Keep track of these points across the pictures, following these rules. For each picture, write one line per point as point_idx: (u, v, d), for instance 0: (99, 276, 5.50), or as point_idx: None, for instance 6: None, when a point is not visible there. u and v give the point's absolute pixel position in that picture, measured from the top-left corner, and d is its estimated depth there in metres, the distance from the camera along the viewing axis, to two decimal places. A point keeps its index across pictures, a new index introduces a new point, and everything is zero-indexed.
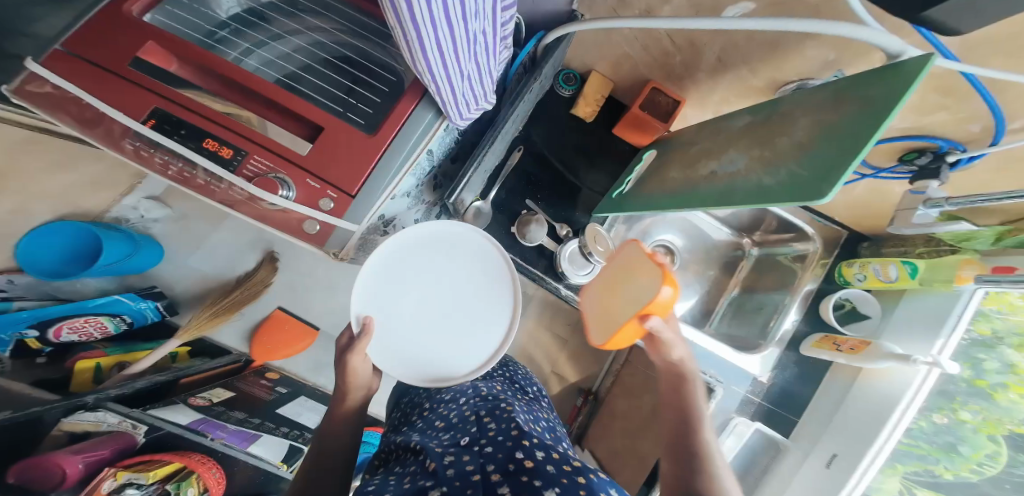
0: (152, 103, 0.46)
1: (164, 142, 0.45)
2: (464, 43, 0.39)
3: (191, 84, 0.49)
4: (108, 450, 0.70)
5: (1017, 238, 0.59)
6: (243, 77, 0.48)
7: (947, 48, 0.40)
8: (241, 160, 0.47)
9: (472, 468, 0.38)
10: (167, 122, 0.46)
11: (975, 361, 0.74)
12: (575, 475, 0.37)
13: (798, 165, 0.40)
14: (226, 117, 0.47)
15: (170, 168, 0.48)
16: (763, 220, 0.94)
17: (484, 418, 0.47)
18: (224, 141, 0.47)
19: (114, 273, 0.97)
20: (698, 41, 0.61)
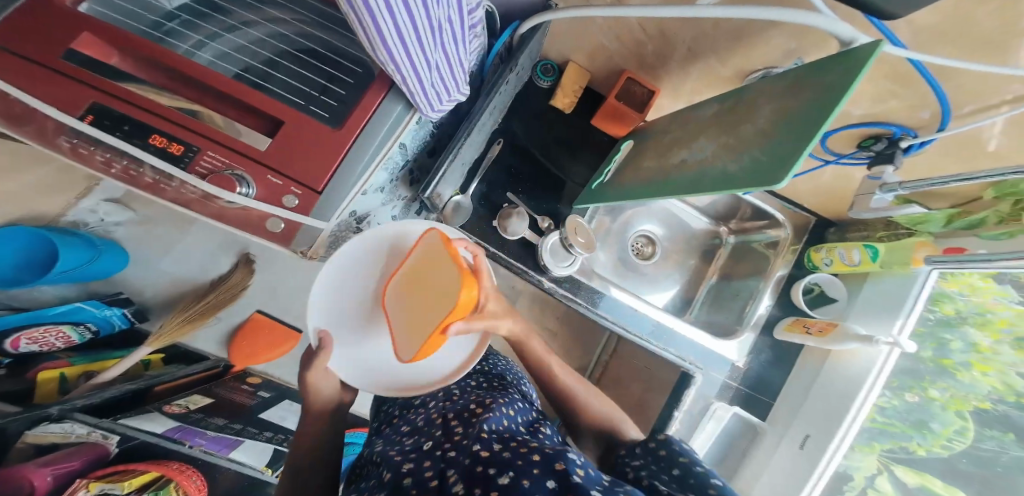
0: (89, 98, 0.44)
1: (105, 138, 0.43)
2: (427, 31, 0.38)
3: (135, 78, 0.47)
4: (80, 461, 0.67)
5: (966, 220, 0.62)
6: (195, 70, 0.46)
7: (896, 34, 0.41)
8: (194, 156, 0.45)
9: (431, 474, 0.38)
10: (107, 117, 0.44)
11: (942, 342, 0.78)
12: (532, 455, 0.36)
13: (761, 151, 0.41)
14: (175, 113, 0.46)
15: (114, 165, 0.48)
16: (738, 209, 0.97)
17: (451, 422, 0.46)
18: (174, 137, 0.45)
19: (75, 280, 0.94)
20: (668, 30, 0.62)
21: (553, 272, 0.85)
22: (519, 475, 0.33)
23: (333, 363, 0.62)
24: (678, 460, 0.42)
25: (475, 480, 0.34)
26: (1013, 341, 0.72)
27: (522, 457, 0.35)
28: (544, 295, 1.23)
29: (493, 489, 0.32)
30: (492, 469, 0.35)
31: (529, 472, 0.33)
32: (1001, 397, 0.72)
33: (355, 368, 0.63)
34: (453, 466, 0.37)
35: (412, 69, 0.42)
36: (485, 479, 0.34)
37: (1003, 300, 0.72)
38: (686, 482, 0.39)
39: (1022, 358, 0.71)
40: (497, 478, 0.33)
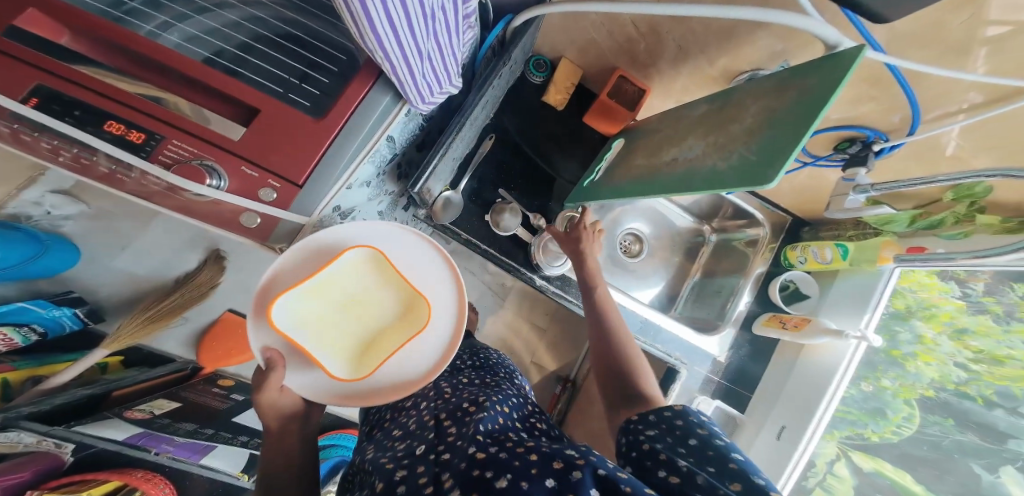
0: (35, 79, 0.40)
1: (52, 123, 0.39)
2: (420, 18, 0.37)
3: (91, 61, 0.43)
4: (29, 472, 0.62)
5: (927, 220, 0.65)
6: (162, 55, 0.43)
7: (875, 40, 0.43)
8: (157, 145, 0.42)
9: (424, 480, 0.37)
10: (55, 101, 0.40)
11: (892, 334, 0.83)
12: (529, 455, 0.35)
13: (748, 150, 0.42)
14: (136, 98, 0.42)
15: (62, 151, 0.44)
16: (720, 207, 1.00)
17: (444, 423, 0.45)
18: (134, 124, 0.42)
19: (19, 277, 0.86)
20: (660, 28, 0.63)
21: (545, 270, 0.85)
22: (518, 477, 0.33)
23: (288, 381, 0.52)
24: (696, 430, 0.41)
25: (471, 484, 0.34)
26: (952, 333, 0.78)
27: (519, 457, 0.35)
28: (532, 292, 1.24)
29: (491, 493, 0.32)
30: (488, 472, 0.34)
31: (526, 473, 0.33)
32: (942, 385, 0.78)
33: (315, 388, 0.52)
34: (448, 469, 0.37)
35: (404, 59, 0.41)
36: (482, 483, 0.33)
37: (946, 295, 0.78)
38: (705, 455, 0.38)
39: (959, 349, 0.77)
40: (494, 482, 0.33)
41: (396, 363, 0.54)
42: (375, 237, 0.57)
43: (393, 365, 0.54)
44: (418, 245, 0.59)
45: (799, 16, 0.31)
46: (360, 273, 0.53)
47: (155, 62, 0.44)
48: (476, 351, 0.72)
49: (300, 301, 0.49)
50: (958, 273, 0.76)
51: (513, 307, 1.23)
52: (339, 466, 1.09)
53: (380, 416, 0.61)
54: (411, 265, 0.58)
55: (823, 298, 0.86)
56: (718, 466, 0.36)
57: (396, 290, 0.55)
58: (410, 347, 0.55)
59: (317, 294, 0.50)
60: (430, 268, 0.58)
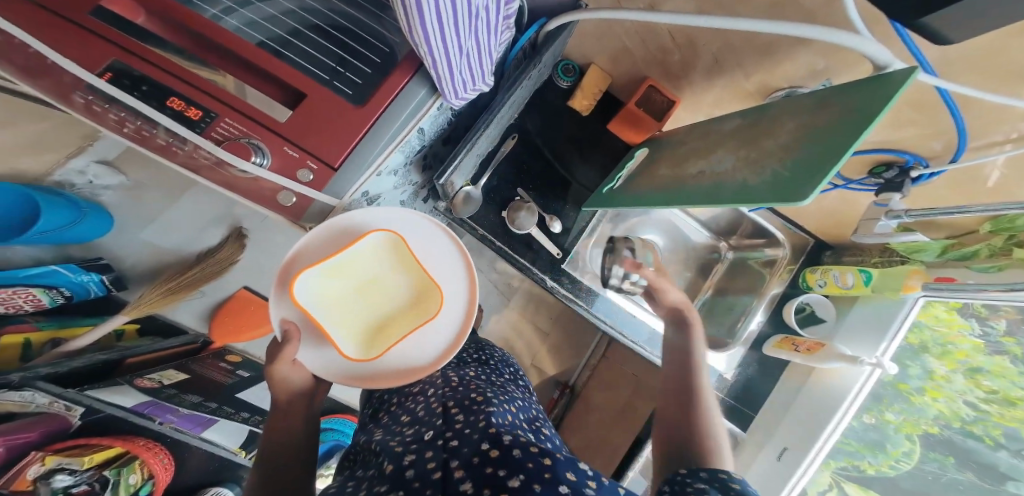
0: (110, 55, 0.41)
1: (122, 97, 0.40)
2: (465, 16, 0.38)
3: (161, 41, 0.44)
4: (36, 432, 0.64)
5: (959, 251, 0.64)
6: (222, 38, 0.44)
7: (928, 63, 0.42)
8: (211, 122, 0.43)
9: (433, 466, 0.36)
10: (126, 77, 0.42)
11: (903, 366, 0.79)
12: (541, 457, 0.35)
13: (782, 166, 0.41)
14: (196, 76, 0.43)
15: (126, 125, 0.45)
16: (740, 224, 0.99)
17: (452, 410, 0.45)
18: (192, 101, 0.43)
19: (54, 241, 0.87)
20: (696, 39, 0.62)
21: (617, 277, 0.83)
22: (530, 479, 0.33)
23: (300, 356, 0.52)
24: None
25: (483, 480, 0.33)
26: (966, 372, 0.74)
27: (531, 458, 0.35)
28: (540, 294, 1.24)
29: (504, 491, 0.32)
30: (501, 470, 0.34)
31: (540, 477, 0.33)
32: (948, 422, 0.75)
33: (327, 364, 0.53)
34: (458, 459, 0.36)
35: (444, 54, 0.41)
36: (494, 481, 0.33)
37: (964, 332, 0.73)
38: None
39: (970, 387, 0.73)
40: (507, 481, 0.33)
41: (407, 349, 0.54)
42: (400, 224, 0.57)
43: (403, 349, 0.54)
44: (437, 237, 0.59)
45: (849, 34, 0.30)
46: (379, 257, 0.53)
47: (216, 44, 0.45)
48: (481, 348, 0.71)
49: (321, 278, 0.50)
50: (980, 310, 0.70)
51: (519, 307, 1.23)
52: (335, 450, 1.09)
53: (385, 400, 0.61)
54: (430, 254, 0.58)
55: (840, 324, 0.84)
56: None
57: (411, 278, 0.55)
58: (419, 334, 0.54)
59: (335, 273, 0.51)
60: (448, 259, 0.58)
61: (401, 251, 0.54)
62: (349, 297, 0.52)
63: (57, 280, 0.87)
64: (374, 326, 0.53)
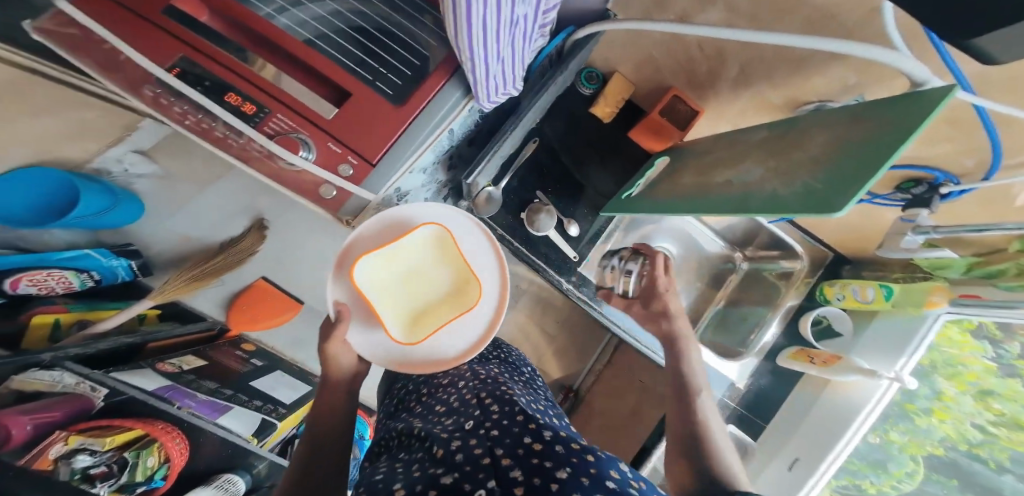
0: (179, 52, 0.45)
1: (188, 92, 0.44)
2: (506, 26, 0.39)
3: (224, 39, 0.46)
4: (61, 412, 0.63)
5: (985, 269, 0.63)
6: (277, 38, 0.46)
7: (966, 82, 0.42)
8: (264, 117, 0.46)
9: (480, 451, 0.37)
10: (191, 73, 0.45)
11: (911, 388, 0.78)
12: (584, 452, 0.36)
13: (814, 178, 0.42)
14: (253, 74, 0.46)
15: (189, 118, 0.48)
16: (756, 234, 0.98)
17: (487, 401, 0.47)
18: (248, 96, 0.46)
19: (88, 226, 0.90)
20: (725, 51, 0.63)
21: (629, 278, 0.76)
22: (577, 473, 0.33)
23: (350, 337, 0.56)
24: None
25: (531, 469, 0.34)
26: (977, 393, 0.72)
27: (575, 453, 0.36)
28: (549, 297, 1.24)
29: (553, 481, 0.32)
30: (547, 462, 0.35)
31: (586, 471, 0.34)
32: (954, 444, 0.75)
33: (371, 347, 0.56)
34: (502, 447, 0.37)
35: (483, 60, 0.43)
36: (542, 471, 0.34)
37: (977, 354, 0.72)
38: None
39: (980, 409, 0.72)
40: (554, 472, 0.33)
41: (447, 337, 0.57)
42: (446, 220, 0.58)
43: (443, 336, 0.56)
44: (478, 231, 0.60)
45: (887, 50, 0.31)
46: (426, 247, 0.56)
47: (272, 44, 0.47)
48: (498, 346, 0.72)
49: (373, 265, 0.53)
50: (992, 332, 0.69)
51: (528, 309, 1.24)
52: None
53: (412, 390, 0.62)
54: (474, 247, 0.59)
55: (857, 339, 0.84)
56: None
57: (454, 269, 0.57)
58: (461, 324, 0.56)
59: (386, 261, 0.53)
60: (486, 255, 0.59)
61: (447, 243, 0.56)
62: (396, 284, 0.55)
63: (88, 264, 0.89)
64: (418, 313, 0.56)
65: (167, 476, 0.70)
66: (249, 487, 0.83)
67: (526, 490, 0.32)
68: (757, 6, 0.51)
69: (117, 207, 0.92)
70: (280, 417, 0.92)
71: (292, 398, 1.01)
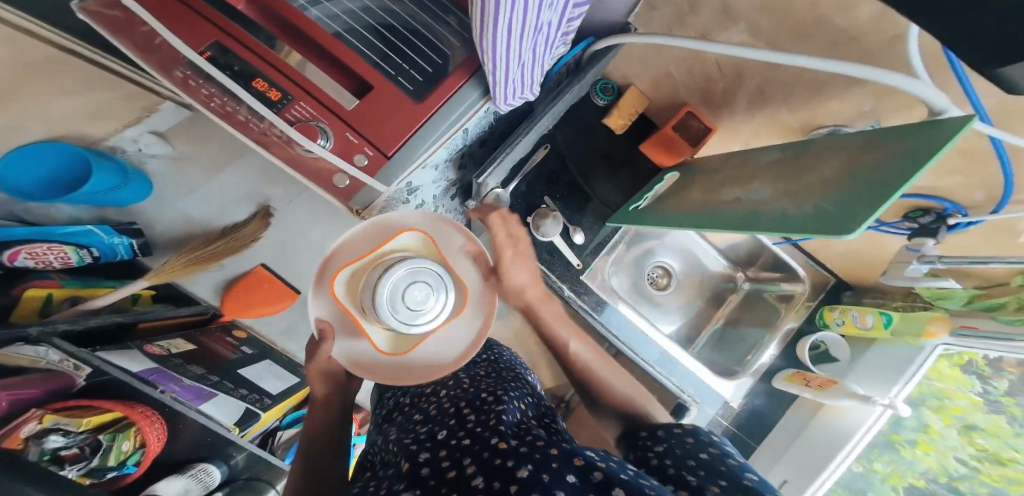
0: (214, 37, 0.45)
1: (217, 75, 0.44)
2: (531, 31, 0.40)
3: (256, 26, 0.46)
4: (39, 390, 0.59)
5: (986, 301, 0.64)
6: (309, 27, 0.46)
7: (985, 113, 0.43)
8: (287, 104, 0.46)
9: (448, 464, 0.35)
10: (224, 56, 0.45)
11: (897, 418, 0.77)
12: (551, 449, 0.33)
13: (823, 200, 0.42)
14: (287, 65, 0.46)
15: (214, 101, 0.47)
16: (759, 256, 0.99)
17: (464, 411, 0.44)
18: (274, 83, 0.46)
19: (93, 202, 0.89)
20: (744, 71, 0.64)
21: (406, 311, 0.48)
22: (539, 468, 0.31)
23: (336, 353, 0.55)
24: (708, 447, 0.39)
25: (493, 472, 0.32)
26: (961, 428, 0.72)
27: (540, 450, 0.33)
28: None
29: (512, 482, 0.30)
30: (510, 461, 0.32)
31: (548, 467, 0.31)
32: (935, 477, 0.75)
33: (359, 362, 0.54)
34: (470, 456, 0.35)
35: (505, 63, 0.43)
36: (504, 473, 0.31)
37: (965, 389, 0.72)
38: (715, 469, 0.35)
39: (963, 443, 0.72)
40: (515, 471, 0.31)
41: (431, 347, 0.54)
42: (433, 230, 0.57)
43: (437, 340, 0.54)
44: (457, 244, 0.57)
45: (903, 77, 0.32)
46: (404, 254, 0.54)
47: (304, 35, 0.48)
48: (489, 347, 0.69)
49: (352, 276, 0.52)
50: (981, 368, 0.69)
51: (524, 314, 1.23)
52: None
53: (399, 402, 0.60)
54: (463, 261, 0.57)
55: (854, 363, 0.84)
56: (731, 481, 0.33)
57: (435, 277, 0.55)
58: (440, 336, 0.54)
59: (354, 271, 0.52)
60: (465, 254, 0.58)
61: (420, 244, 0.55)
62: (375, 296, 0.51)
63: (90, 240, 0.87)
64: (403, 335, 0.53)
65: (140, 463, 0.68)
66: (224, 477, 0.82)
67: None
68: (778, 29, 0.52)
69: (126, 185, 0.90)
70: (265, 408, 0.89)
71: (279, 389, 0.99)
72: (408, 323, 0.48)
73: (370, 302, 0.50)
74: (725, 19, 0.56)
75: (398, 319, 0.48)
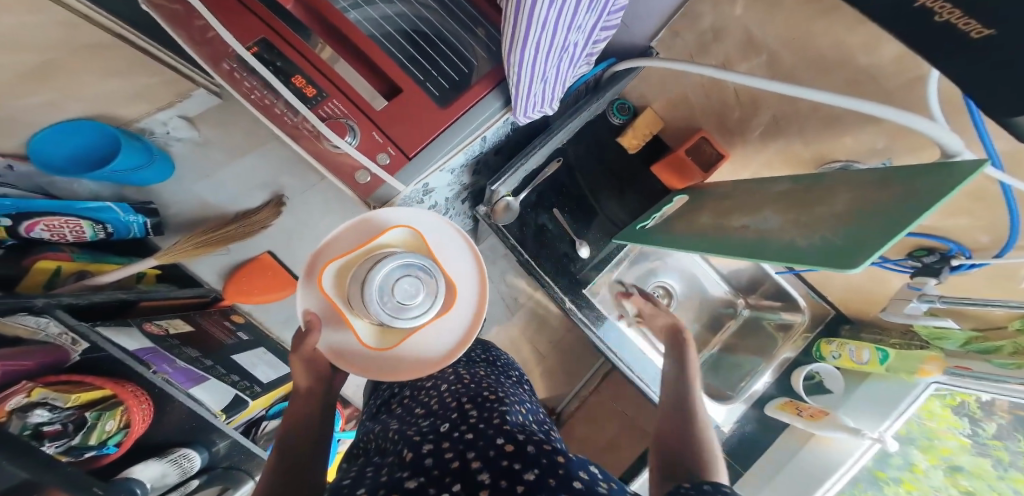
0: (261, 33, 0.47)
1: (261, 69, 0.46)
2: (557, 50, 0.41)
3: (299, 25, 0.48)
4: (34, 362, 0.56)
5: (982, 344, 0.65)
6: (348, 30, 0.48)
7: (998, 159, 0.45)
8: (321, 101, 0.47)
9: (452, 456, 0.35)
10: (270, 52, 0.47)
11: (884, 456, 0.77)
12: (555, 455, 0.34)
13: (833, 233, 0.43)
14: (325, 64, 0.48)
15: (254, 94, 0.49)
16: (760, 284, 1.01)
17: (466, 406, 0.45)
18: (312, 81, 0.47)
19: (116, 181, 0.90)
20: (761, 100, 0.66)
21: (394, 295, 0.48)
22: (545, 473, 0.31)
23: (322, 346, 0.54)
24: None
25: (499, 471, 0.32)
26: (946, 469, 0.72)
27: (546, 455, 0.34)
28: (544, 314, 1.24)
29: (519, 483, 0.30)
30: (516, 463, 0.33)
31: (554, 472, 0.32)
32: None
33: (344, 355, 0.53)
34: (474, 451, 0.35)
35: (529, 79, 0.45)
36: (510, 473, 0.31)
37: (954, 430, 0.71)
38: None
39: (947, 485, 0.71)
40: (521, 473, 0.31)
41: (419, 341, 0.53)
42: (424, 225, 0.55)
43: (424, 336, 0.53)
44: (452, 242, 0.56)
45: (920, 118, 0.33)
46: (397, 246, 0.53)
47: (342, 36, 0.49)
48: (486, 348, 0.69)
49: (343, 266, 0.51)
50: (972, 410, 0.69)
51: (521, 322, 1.23)
52: None
53: (396, 392, 0.60)
54: (455, 258, 0.56)
55: (847, 396, 0.85)
56: None
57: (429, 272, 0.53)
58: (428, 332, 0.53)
59: (345, 262, 0.51)
60: (459, 251, 0.56)
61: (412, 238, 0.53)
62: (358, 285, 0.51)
63: (106, 217, 0.87)
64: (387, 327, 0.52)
65: (122, 443, 0.64)
66: (205, 465, 0.79)
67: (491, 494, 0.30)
68: (799, 64, 0.54)
69: (149, 166, 0.91)
70: (254, 395, 0.88)
71: (270, 379, 0.98)
72: (400, 316, 0.49)
73: (359, 293, 0.49)
74: (748, 50, 0.58)
75: (385, 310, 0.49)
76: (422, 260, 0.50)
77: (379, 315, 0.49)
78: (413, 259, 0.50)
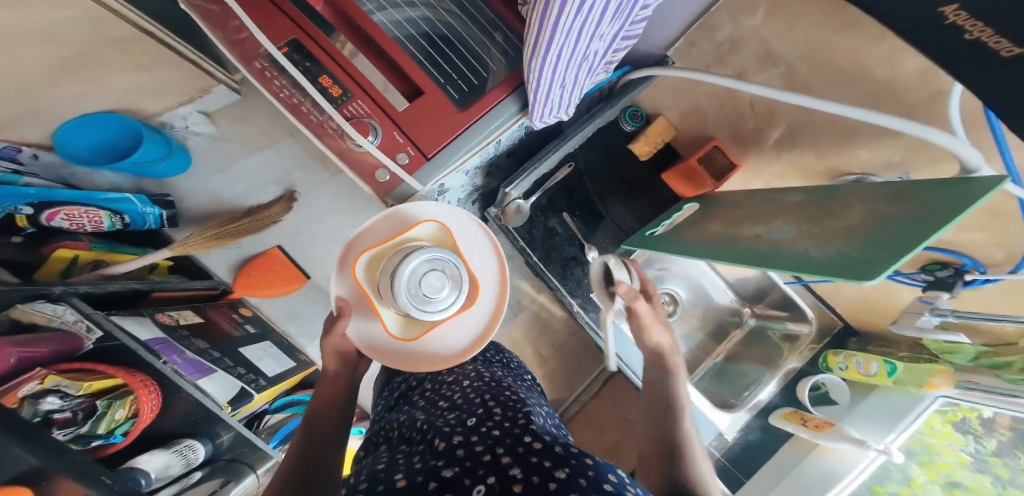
0: (291, 33, 0.48)
1: (290, 69, 0.46)
2: (579, 57, 0.42)
3: (328, 26, 0.49)
4: (49, 349, 0.56)
5: (991, 359, 0.65)
6: (374, 32, 0.49)
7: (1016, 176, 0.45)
8: (346, 101, 0.48)
9: (482, 449, 0.36)
10: (298, 52, 0.48)
11: (885, 471, 0.76)
12: (584, 455, 0.34)
13: (848, 245, 0.43)
14: (352, 65, 0.48)
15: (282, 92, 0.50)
16: (767, 293, 1.01)
17: (490, 403, 0.45)
18: (338, 80, 0.48)
19: (135, 173, 0.91)
20: (776, 110, 0.67)
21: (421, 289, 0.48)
22: (576, 472, 0.32)
23: (351, 331, 0.56)
24: None
25: (531, 467, 0.32)
26: (944, 484, 0.71)
27: (574, 454, 0.34)
28: (548, 317, 1.24)
29: (551, 480, 0.31)
30: (547, 460, 0.33)
31: (584, 471, 0.32)
32: None
33: (371, 342, 0.55)
34: (503, 448, 0.36)
35: (548, 84, 0.45)
36: (542, 470, 0.32)
37: (956, 446, 0.71)
38: None
39: None
40: (553, 470, 0.32)
41: (441, 334, 0.54)
42: (452, 221, 0.56)
43: (447, 328, 0.54)
44: (477, 240, 0.57)
45: (939, 132, 0.34)
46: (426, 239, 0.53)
47: (367, 36, 0.50)
48: (499, 350, 0.69)
49: (374, 257, 0.52)
50: (976, 427, 0.69)
51: (525, 324, 1.23)
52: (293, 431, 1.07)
53: (414, 385, 0.61)
54: (480, 254, 0.56)
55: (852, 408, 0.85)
56: None
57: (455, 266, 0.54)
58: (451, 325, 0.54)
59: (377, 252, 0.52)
60: (484, 249, 0.57)
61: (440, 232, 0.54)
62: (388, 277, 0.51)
63: (125, 208, 0.88)
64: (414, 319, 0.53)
65: (128, 433, 0.64)
66: (208, 456, 0.80)
67: (524, 489, 0.30)
68: (816, 76, 0.55)
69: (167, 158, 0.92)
70: (259, 389, 0.89)
71: (275, 372, 0.98)
72: (426, 310, 0.49)
73: (387, 286, 0.50)
74: (765, 62, 0.59)
75: (413, 303, 0.49)
76: (449, 254, 0.50)
77: (406, 308, 0.49)
78: (441, 253, 0.50)
